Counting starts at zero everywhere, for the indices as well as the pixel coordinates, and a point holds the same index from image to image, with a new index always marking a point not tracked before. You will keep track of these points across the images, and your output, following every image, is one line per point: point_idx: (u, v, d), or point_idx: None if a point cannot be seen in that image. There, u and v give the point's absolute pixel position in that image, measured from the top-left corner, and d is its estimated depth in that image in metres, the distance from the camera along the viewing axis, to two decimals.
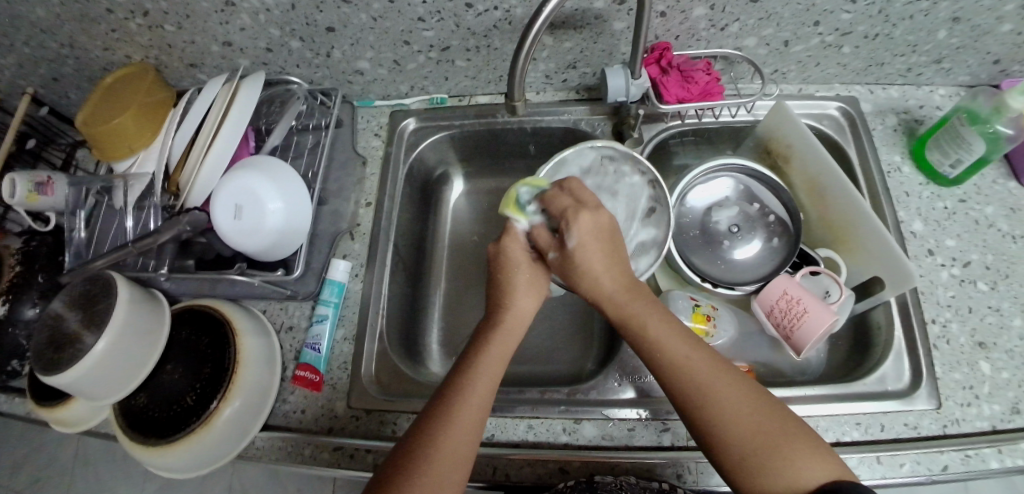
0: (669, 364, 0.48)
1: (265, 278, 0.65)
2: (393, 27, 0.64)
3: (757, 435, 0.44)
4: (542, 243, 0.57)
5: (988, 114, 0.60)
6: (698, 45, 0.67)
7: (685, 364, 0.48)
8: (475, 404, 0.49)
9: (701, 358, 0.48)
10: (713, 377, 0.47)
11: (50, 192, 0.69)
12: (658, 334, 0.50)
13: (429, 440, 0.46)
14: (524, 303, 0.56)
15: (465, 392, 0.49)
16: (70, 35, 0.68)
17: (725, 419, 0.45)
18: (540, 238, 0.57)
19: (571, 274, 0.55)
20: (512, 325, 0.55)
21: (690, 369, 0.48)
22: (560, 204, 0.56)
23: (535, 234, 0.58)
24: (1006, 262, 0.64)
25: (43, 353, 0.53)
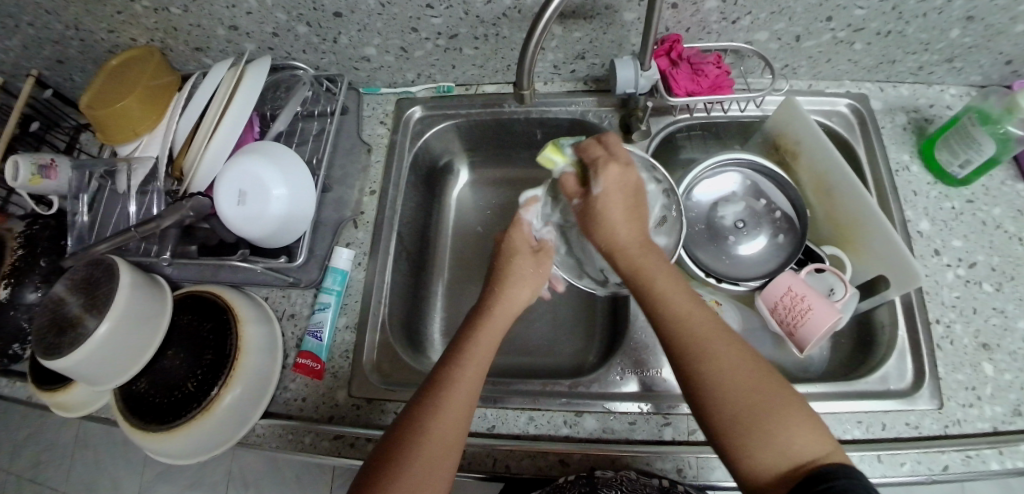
0: (671, 320, 0.49)
1: (267, 264, 0.64)
2: (400, 14, 0.63)
3: (755, 395, 0.44)
4: (568, 189, 0.60)
5: (999, 115, 0.60)
6: (708, 39, 0.66)
7: (688, 321, 0.48)
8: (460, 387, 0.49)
9: (704, 317, 0.49)
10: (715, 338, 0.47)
11: (54, 176, 0.70)
12: (667, 288, 0.51)
13: (413, 441, 0.46)
14: (518, 296, 0.58)
15: (450, 393, 0.48)
16: (75, 16, 0.68)
17: (718, 375, 0.45)
18: (567, 183, 0.60)
19: (591, 221, 0.58)
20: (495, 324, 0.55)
21: (691, 327, 0.48)
22: (593, 153, 0.58)
23: (564, 180, 0.60)
24: (1012, 264, 0.63)
25: (45, 335, 0.52)
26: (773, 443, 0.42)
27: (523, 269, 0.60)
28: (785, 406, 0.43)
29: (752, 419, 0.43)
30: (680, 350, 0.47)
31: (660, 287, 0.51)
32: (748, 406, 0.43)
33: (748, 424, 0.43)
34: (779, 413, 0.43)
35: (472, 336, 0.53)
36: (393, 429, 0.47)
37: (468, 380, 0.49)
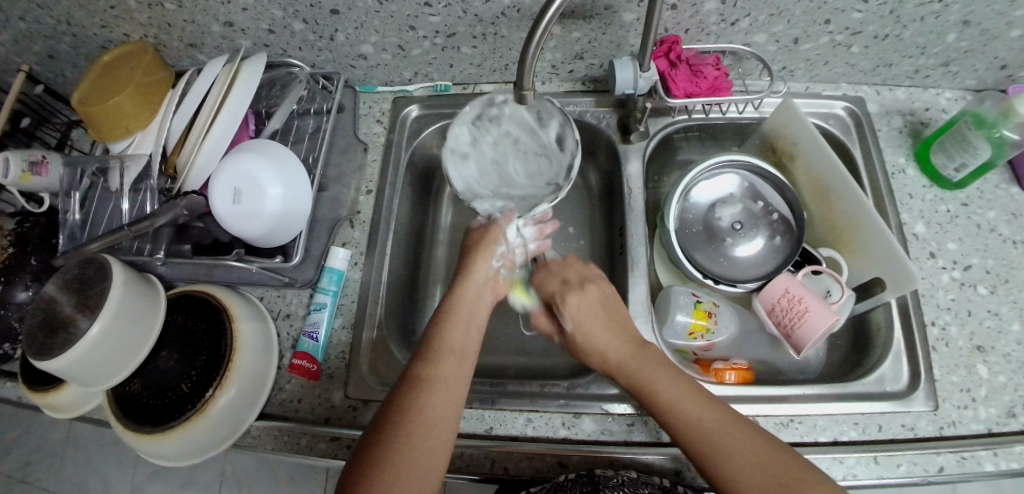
0: (680, 415, 0.49)
1: (263, 263, 0.64)
2: (399, 11, 0.62)
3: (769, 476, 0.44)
4: (544, 328, 0.63)
5: (995, 119, 0.60)
6: (707, 40, 0.66)
7: (696, 418, 0.48)
8: (448, 393, 0.49)
9: (705, 406, 0.49)
10: (721, 424, 0.48)
11: (45, 172, 0.69)
12: (667, 391, 0.50)
13: (404, 431, 0.46)
14: (479, 271, 0.61)
15: (434, 384, 0.49)
16: (68, 11, 0.67)
17: (744, 474, 0.45)
18: (541, 323, 0.64)
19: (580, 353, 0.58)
20: (468, 310, 0.57)
21: (704, 425, 0.48)
22: (550, 287, 0.63)
23: (538, 319, 0.64)
24: (1006, 267, 0.64)
25: (36, 336, 0.52)
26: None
27: (477, 247, 0.63)
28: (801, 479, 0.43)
29: None
30: (696, 451, 0.47)
31: (663, 392, 0.50)
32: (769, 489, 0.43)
33: None
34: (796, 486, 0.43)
35: (442, 326, 0.55)
36: (376, 422, 0.48)
37: (450, 366, 0.51)
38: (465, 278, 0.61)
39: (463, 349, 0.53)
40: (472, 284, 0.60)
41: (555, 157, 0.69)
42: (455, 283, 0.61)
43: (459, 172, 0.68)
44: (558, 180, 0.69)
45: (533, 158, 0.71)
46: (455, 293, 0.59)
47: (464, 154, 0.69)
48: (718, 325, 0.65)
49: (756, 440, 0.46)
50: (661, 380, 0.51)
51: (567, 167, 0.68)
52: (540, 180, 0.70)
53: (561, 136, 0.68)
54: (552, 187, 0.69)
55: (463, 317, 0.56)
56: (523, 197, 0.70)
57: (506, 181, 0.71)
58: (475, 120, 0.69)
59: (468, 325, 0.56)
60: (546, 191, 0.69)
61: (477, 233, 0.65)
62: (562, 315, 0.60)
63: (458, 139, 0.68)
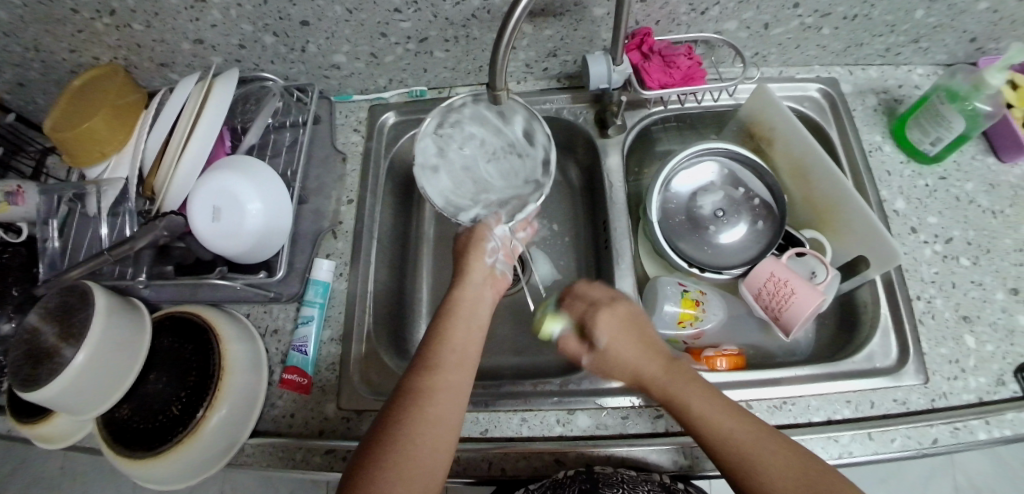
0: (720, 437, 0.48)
1: (247, 280, 0.63)
2: (369, 19, 0.62)
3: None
4: (571, 350, 0.61)
5: (967, 92, 0.61)
6: (678, 30, 0.66)
7: (739, 441, 0.47)
8: (451, 400, 0.48)
9: (746, 428, 0.48)
10: (765, 447, 0.46)
11: (22, 202, 0.68)
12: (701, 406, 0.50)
13: (404, 438, 0.45)
14: (474, 268, 0.59)
15: (435, 391, 0.48)
16: (34, 37, 0.66)
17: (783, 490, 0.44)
18: (568, 345, 0.61)
19: (608, 368, 0.58)
20: (468, 310, 0.56)
21: (746, 450, 0.46)
22: (578, 310, 0.61)
23: (566, 341, 0.62)
24: (987, 237, 0.64)
25: (20, 368, 0.51)
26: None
27: (468, 247, 0.62)
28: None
29: None
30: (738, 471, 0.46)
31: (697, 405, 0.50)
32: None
33: None
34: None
35: (444, 328, 0.53)
36: (377, 428, 0.47)
37: (450, 371, 0.50)
38: (464, 277, 0.59)
39: (465, 352, 0.52)
40: (472, 283, 0.58)
41: (528, 154, 0.70)
42: (453, 282, 0.59)
43: (431, 183, 0.68)
44: (536, 176, 0.69)
45: (505, 159, 0.71)
46: (454, 292, 0.58)
47: (434, 167, 0.69)
48: (707, 313, 0.65)
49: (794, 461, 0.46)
50: (700, 400, 0.50)
51: (542, 160, 0.69)
52: (517, 178, 0.70)
53: (529, 131, 0.70)
54: (531, 184, 0.69)
55: (465, 317, 0.55)
56: (503, 200, 0.69)
57: (483, 186, 0.70)
58: (436, 130, 0.69)
59: (470, 326, 0.54)
60: (527, 189, 0.69)
61: (464, 234, 0.64)
62: (596, 331, 0.58)
63: (424, 152, 0.68)
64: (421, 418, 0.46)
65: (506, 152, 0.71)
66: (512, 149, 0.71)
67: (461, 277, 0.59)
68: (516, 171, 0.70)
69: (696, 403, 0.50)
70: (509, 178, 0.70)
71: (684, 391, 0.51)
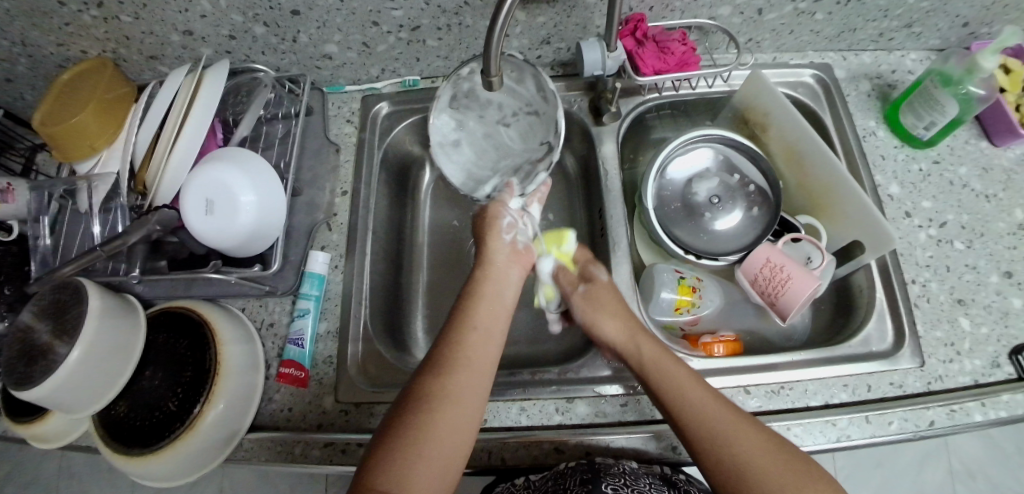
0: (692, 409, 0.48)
1: (242, 273, 0.63)
2: (360, 8, 0.62)
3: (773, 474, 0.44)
4: (567, 280, 0.64)
5: (960, 76, 0.61)
6: (672, 17, 0.66)
7: (709, 417, 0.47)
8: (473, 394, 0.48)
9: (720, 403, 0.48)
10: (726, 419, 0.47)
11: (11, 199, 0.67)
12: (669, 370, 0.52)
13: (423, 415, 0.45)
14: (496, 246, 0.62)
15: (453, 387, 0.47)
16: (21, 31, 0.65)
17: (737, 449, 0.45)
18: (566, 276, 0.64)
19: (596, 312, 0.59)
20: (490, 292, 0.57)
21: (714, 424, 0.47)
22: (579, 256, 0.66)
23: (562, 275, 0.65)
24: (980, 221, 0.65)
25: (14, 366, 0.50)
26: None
27: (486, 226, 0.64)
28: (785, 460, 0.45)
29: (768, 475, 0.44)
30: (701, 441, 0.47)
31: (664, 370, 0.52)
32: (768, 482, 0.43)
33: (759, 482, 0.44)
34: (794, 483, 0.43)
35: (465, 322, 0.53)
36: (387, 419, 0.46)
37: (472, 352, 0.50)
38: (487, 258, 0.61)
39: (488, 334, 0.53)
40: (497, 264, 0.60)
41: (545, 112, 0.67)
42: (477, 264, 0.61)
43: (458, 161, 0.69)
44: (550, 136, 0.67)
45: (523, 119, 0.69)
46: (477, 273, 0.60)
47: (455, 141, 0.69)
48: (703, 300, 0.65)
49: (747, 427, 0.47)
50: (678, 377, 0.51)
51: (554, 119, 0.66)
52: (533, 139, 0.69)
53: (541, 89, 0.66)
54: (545, 145, 0.68)
55: (489, 300, 0.56)
56: (516, 167, 0.70)
57: (504, 151, 0.70)
58: (450, 104, 0.68)
59: (494, 307, 0.56)
60: (542, 153, 0.68)
61: (479, 216, 0.65)
62: (594, 268, 0.64)
63: (442, 129, 0.68)
64: (441, 394, 0.46)
65: (525, 113, 0.69)
66: (530, 109, 0.69)
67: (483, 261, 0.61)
68: (534, 129, 0.69)
69: (672, 378, 0.51)
70: (527, 139, 0.70)
71: (665, 368, 0.52)
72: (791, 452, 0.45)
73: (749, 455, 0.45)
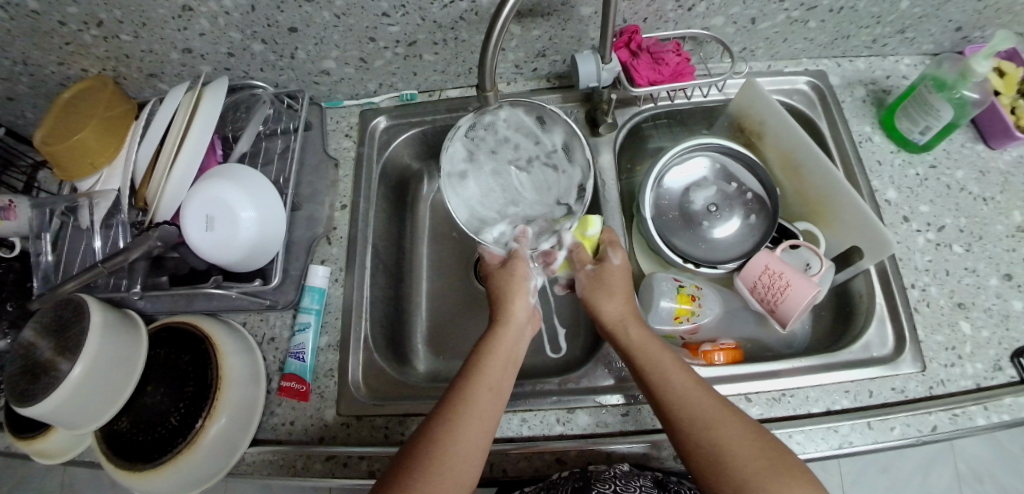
0: (671, 393, 0.48)
1: (242, 288, 0.63)
2: (357, 24, 0.62)
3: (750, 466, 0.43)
4: (581, 258, 0.64)
5: (954, 81, 0.61)
6: (666, 27, 0.67)
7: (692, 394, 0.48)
8: (485, 415, 0.48)
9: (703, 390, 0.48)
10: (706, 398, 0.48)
11: (13, 216, 0.67)
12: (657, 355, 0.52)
13: (434, 445, 0.45)
14: (518, 304, 0.60)
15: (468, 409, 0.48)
16: (22, 51, 0.66)
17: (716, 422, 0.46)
18: (580, 254, 0.64)
19: (602, 289, 0.60)
20: (505, 335, 0.56)
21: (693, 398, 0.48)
22: (605, 237, 0.65)
23: (576, 253, 0.65)
24: (978, 224, 0.65)
25: (17, 383, 0.51)
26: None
27: (507, 282, 0.62)
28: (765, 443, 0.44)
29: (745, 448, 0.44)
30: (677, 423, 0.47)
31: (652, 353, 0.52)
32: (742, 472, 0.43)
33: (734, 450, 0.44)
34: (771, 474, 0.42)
35: (482, 359, 0.52)
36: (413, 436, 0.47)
37: (487, 386, 0.50)
38: (506, 317, 0.58)
39: (500, 372, 0.52)
40: (514, 323, 0.58)
41: (566, 170, 0.70)
42: (495, 321, 0.58)
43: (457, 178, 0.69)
44: (568, 198, 0.69)
45: (539, 167, 0.71)
46: (497, 329, 0.57)
47: (461, 173, 0.70)
48: (703, 308, 0.65)
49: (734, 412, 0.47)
50: (664, 361, 0.51)
51: (575, 182, 0.68)
52: (548, 195, 0.70)
53: (567, 144, 0.69)
54: (563, 206, 0.69)
55: (504, 341, 0.55)
56: (529, 217, 0.70)
57: (514, 198, 0.71)
58: (467, 133, 0.69)
59: (508, 352, 0.54)
60: (557, 209, 0.69)
61: (499, 276, 0.63)
62: (611, 250, 0.63)
63: (452, 158, 0.68)
64: (455, 429, 0.46)
65: (545, 163, 0.71)
66: (550, 160, 0.71)
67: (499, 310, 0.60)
68: (554, 183, 0.70)
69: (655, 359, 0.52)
70: (543, 190, 0.71)
71: (650, 350, 0.53)
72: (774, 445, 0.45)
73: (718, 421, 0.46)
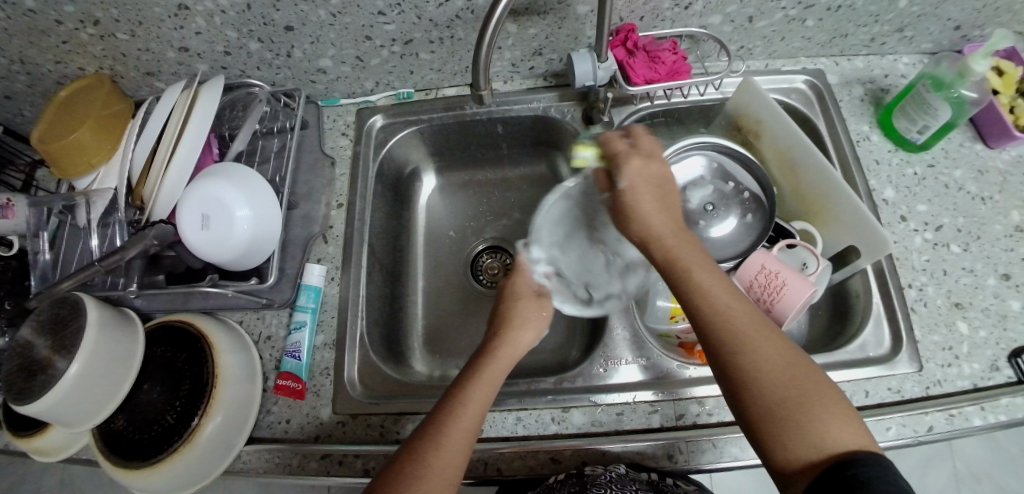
0: (713, 319, 0.47)
1: (238, 287, 0.63)
2: (353, 22, 0.62)
3: (791, 394, 0.42)
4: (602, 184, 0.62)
5: (952, 80, 0.61)
6: (662, 26, 0.67)
7: (732, 317, 0.46)
8: (468, 427, 0.47)
9: (747, 312, 0.47)
10: (747, 326, 0.46)
11: (11, 214, 0.69)
12: (706, 280, 0.49)
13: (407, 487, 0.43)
14: (522, 340, 0.57)
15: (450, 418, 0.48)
16: (19, 50, 0.66)
17: (755, 353, 0.44)
18: (600, 179, 0.62)
19: (626, 213, 0.56)
20: (496, 368, 0.53)
21: (733, 324, 0.46)
22: (615, 148, 0.59)
23: (598, 176, 0.62)
24: (977, 224, 0.65)
25: (14, 381, 0.51)
26: (833, 479, 0.38)
27: (524, 314, 0.59)
28: (803, 378, 0.43)
29: (780, 379, 0.43)
30: (717, 344, 0.46)
31: (701, 273, 0.49)
32: (782, 401, 0.42)
33: (768, 377, 0.43)
34: (814, 408, 0.41)
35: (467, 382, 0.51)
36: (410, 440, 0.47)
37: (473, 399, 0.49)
38: (507, 351, 0.55)
39: (481, 412, 0.49)
40: (513, 355, 0.55)
41: (613, 269, 0.67)
42: (490, 349, 0.55)
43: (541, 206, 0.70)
44: (593, 293, 0.67)
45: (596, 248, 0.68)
46: (488, 358, 0.54)
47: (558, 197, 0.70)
48: None
49: (774, 343, 0.45)
50: (707, 279, 0.49)
51: (609, 290, 0.66)
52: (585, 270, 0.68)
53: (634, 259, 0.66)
54: (583, 292, 0.67)
55: (492, 375, 0.52)
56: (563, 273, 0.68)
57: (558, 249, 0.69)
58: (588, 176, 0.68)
59: (491, 389, 0.51)
60: (580, 286, 0.67)
61: (507, 308, 0.60)
62: (618, 169, 0.58)
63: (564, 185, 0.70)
64: (427, 469, 0.45)
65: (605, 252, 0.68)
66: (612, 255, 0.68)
67: (500, 340, 0.56)
68: (599, 274, 0.67)
69: (698, 280, 0.49)
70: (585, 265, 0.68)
71: (694, 271, 0.49)
72: (811, 379, 0.43)
73: (757, 350, 0.44)
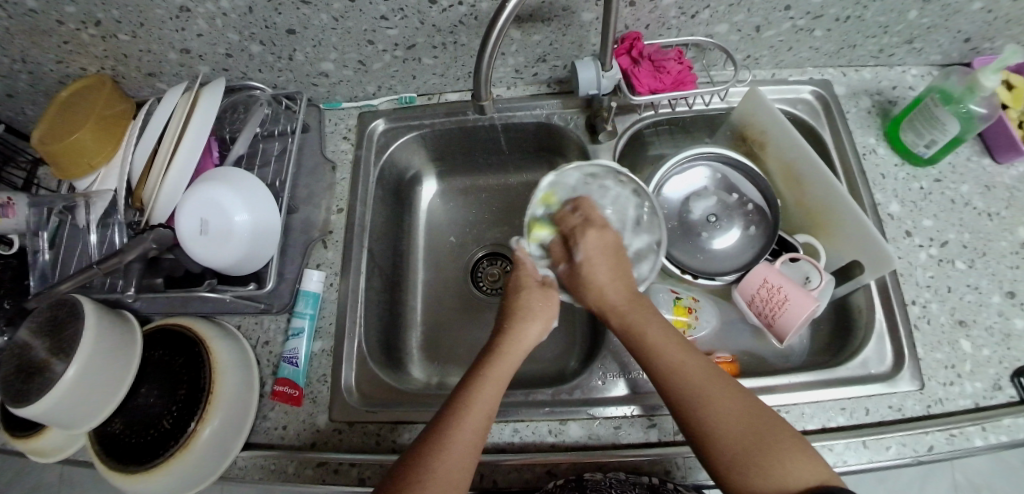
0: (665, 375, 0.49)
1: (236, 292, 0.64)
2: (355, 26, 0.62)
3: (747, 436, 0.44)
4: (556, 254, 0.63)
5: (961, 94, 0.60)
6: (668, 34, 0.66)
7: (682, 370, 0.49)
8: (474, 428, 0.47)
9: (696, 365, 0.49)
10: (699, 377, 0.48)
11: (11, 214, 0.68)
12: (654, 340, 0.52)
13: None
14: (531, 333, 0.56)
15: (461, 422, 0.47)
16: (21, 49, 0.66)
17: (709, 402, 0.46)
18: (556, 250, 0.63)
19: (581, 283, 0.59)
20: (501, 366, 0.52)
21: (684, 377, 0.48)
22: (571, 223, 0.63)
23: (553, 248, 0.63)
24: (982, 240, 0.64)
25: (10, 383, 0.50)
26: None
27: (532, 304, 0.58)
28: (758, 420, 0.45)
29: (735, 425, 0.45)
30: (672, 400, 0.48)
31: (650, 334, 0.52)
32: (741, 449, 0.44)
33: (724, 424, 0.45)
34: (770, 449, 0.43)
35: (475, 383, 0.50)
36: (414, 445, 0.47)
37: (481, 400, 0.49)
38: (514, 347, 0.54)
39: (486, 414, 0.49)
40: (519, 349, 0.54)
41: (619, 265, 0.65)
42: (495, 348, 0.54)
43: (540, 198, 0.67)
44: None
45: None
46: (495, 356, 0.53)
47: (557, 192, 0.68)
48: (700, 321, 0.66)
49: (727, 392, 0.47)
50: (657, 336, 0.52)
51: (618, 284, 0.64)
52: None
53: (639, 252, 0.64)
54: None
55: (496, 375, 0.51)
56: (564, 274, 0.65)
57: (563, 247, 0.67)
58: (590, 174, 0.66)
59: (496, 391, 0.50)
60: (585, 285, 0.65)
61: (513, 296, 0.59)
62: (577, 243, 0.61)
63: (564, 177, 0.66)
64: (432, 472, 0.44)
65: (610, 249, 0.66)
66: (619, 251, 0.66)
67: (505, 333, 0.56)
68: None
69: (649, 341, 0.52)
70: None
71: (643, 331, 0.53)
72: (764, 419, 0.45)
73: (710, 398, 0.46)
